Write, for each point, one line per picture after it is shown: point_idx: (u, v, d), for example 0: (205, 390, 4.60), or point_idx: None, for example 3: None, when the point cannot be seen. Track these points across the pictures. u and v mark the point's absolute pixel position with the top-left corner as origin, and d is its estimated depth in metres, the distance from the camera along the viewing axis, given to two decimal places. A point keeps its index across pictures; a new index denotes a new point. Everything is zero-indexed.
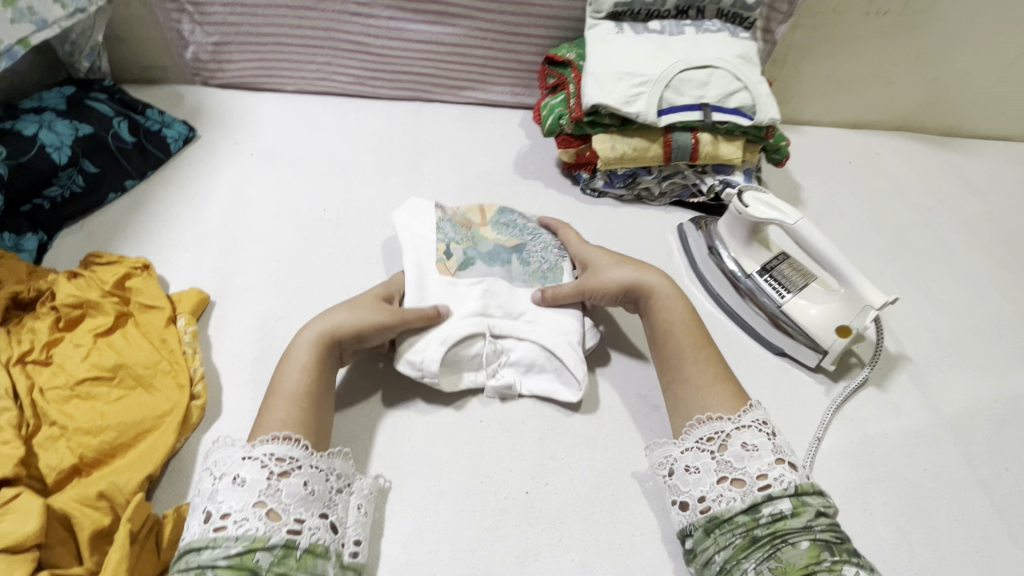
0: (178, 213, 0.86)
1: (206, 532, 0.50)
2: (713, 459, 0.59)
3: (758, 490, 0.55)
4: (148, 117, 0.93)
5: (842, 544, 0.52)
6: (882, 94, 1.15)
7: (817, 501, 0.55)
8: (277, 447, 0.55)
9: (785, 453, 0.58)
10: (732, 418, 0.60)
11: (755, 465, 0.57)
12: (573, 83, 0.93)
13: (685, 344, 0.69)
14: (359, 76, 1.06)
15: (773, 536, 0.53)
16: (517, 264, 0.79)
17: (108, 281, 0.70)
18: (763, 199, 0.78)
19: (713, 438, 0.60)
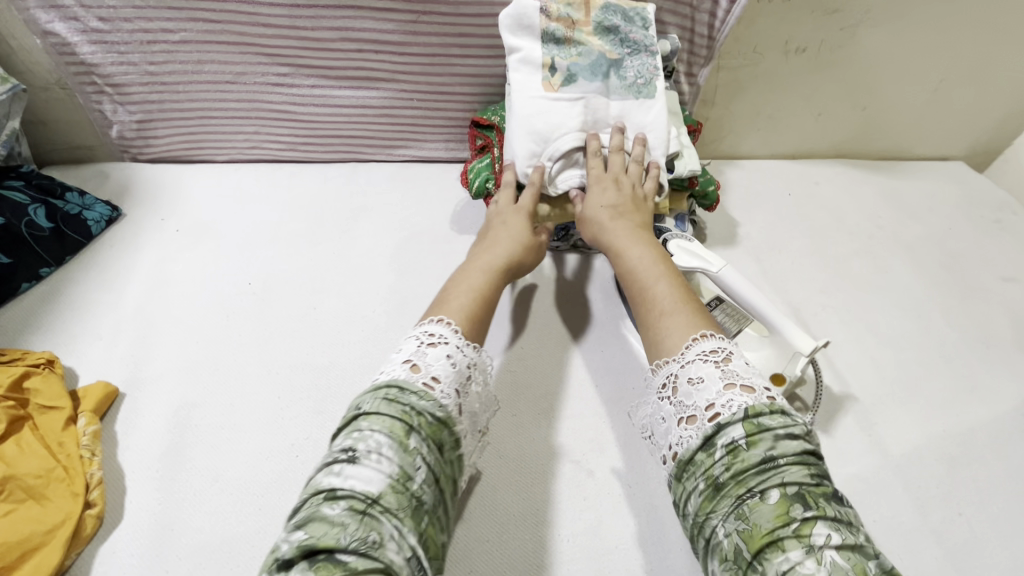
0: (95, 299, 0.83)
1: (414, 380, 0.51)
2: (670, 404, 0.53)
3: (707, 422, 0.49)
4: (67, 201, 0.91)
5: (817, 487, 0.43)
6: (814, 125, 1.16)
7: (777, 423, 0.46)
8: (455, 327, 0.58)
9: (738, 378, 0.51)
10: (677, 358, 0.55)
11: (704, 397, 0.50)
12: (498, 146, 0.94)
13: (646, 283, 0.66)
14: (291, 142, 1.06)
15: (732, 479, 0.45)
16: (613, 79, 0.85)
17: (3, 382, 0.67)
18: (688, 248, 0.77)
19: (666, 384, 0.55)
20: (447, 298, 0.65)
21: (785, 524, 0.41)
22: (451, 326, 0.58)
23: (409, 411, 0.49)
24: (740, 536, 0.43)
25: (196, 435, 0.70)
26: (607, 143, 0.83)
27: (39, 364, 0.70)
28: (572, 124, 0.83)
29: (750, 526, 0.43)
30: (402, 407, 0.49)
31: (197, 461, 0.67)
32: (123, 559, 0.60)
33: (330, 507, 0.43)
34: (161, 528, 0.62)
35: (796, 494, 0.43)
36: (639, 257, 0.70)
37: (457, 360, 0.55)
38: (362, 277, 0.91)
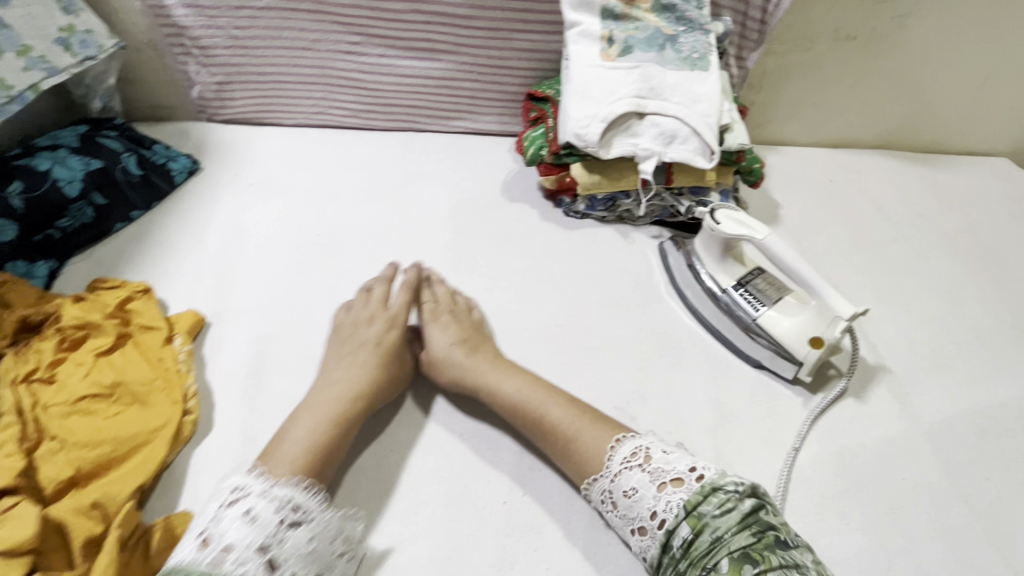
0: (180, 241, 0.91)
1: (197, 562, 0.52)
2: (619, 515, 0.63)
3: (658, 529, 0.58)
4: (155, 152, 0.99)
5: (759, 543, 0.52)
6: (858, 114, 1.18)
7: (714, 507, 0.56)
8: (263, 478, 0.59)
9: (665, 474, 0.60)
10: (608, 472, 0.64)
11: (646, 507, 0.60)
12: (552, 117, 0.99)
13: (536, 414, 0.70)
14: (354, 109, 1.12)
15: (690, 563, 0.55)
16: (669, 51, 0.91)
17: (110, 304, 0.75)
18: (735, 217, 0.82)
19: (607, 500, 0.64)
20: (279, 445, 0.64)
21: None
22: (268, 483, 0.59)
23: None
24: None
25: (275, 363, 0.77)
26: (662, 109, 0.88)
27: (138, 291, 0.78)
28: (628, 91, 0.88)
29: None
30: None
31: (275, 385, 0.74)
32: (216, 461, 0.67)
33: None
34: (247, 438, 0.69)
35: (741, 555, 0.51)
36: (514, 387, 0.73)
37: (257, 514, 0.56)
38: (419, 236, 0.97)
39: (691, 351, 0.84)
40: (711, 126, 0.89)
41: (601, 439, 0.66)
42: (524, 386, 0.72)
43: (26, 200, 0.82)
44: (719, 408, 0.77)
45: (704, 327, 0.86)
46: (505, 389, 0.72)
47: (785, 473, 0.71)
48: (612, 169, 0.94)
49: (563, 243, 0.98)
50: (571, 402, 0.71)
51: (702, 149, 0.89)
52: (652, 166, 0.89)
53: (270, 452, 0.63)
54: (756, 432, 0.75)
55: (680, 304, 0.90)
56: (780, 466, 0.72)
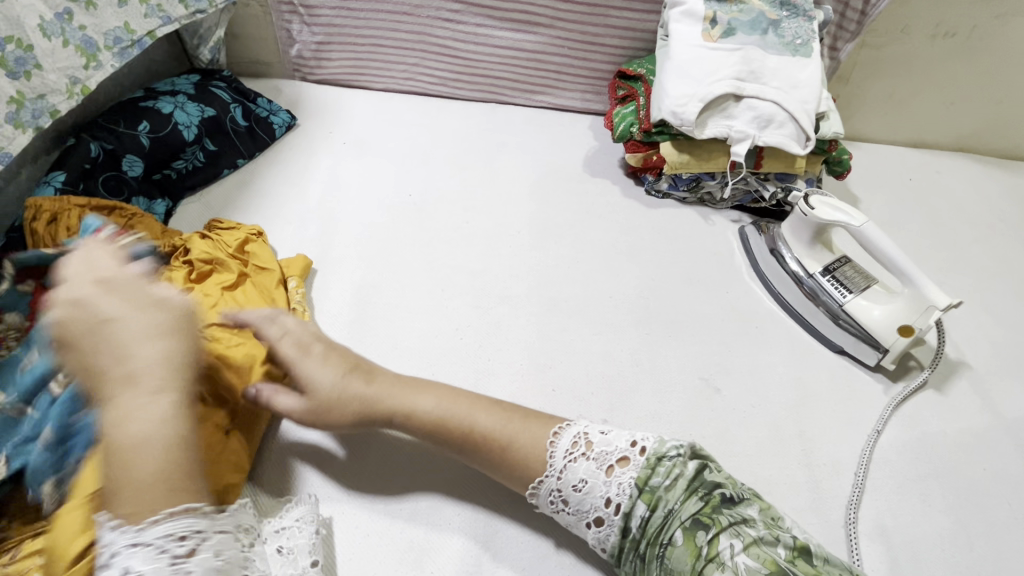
0: (283, 190, 0.96)
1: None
2: (569, 514, 0.59)
3: (614, 514, 0.57)
4: (258, 105, 1.03)
5: (707, 508, 0.55)
6: (945, 115, 1.17)
7: (663, 477, 0.57)
8: (129, 522, 0.45)
9: (610, 457, 0.58)
10: (552, 473, 0.59)
11: (598, 492, 0.57)
12: (644, 95, 1.01)
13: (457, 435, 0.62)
14: (443, 77, 1.15)
15: (655, 546, 0.55)
16: (771, 36, 0.92)
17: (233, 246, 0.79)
18: (829, 202, 0.83)
19: (553, 502, 0.59)
20: (120, 488, 0.46)
21: (701, 552, 0.53)
22: (158, 519, 0.45)
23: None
24: None
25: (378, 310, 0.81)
26: (760, 93, 0.89)
27: (253, 234, 0.83)
28: (729, 72, 0.89)
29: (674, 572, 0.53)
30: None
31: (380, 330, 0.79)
32: None
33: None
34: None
35: (694, 524, 0.54)
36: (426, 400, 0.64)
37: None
38: (505, 203, 1.00)
39: (773, 333, 0.85)
40: (809, 113, 0.89)
41: (536, 428, 0.62)
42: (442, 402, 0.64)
43: (151, 140, 0.87)
44: (800, 387, 0.79)
45: (785, 311, 0.88)
46: (425, 400, 0.64)
47: (867, 453, 0.72)
48: (700, 150, 0.95)
49: (645, 220, 1.00)
50: (498, 404, 0.65)
51: (797, 136, 0.90)
52: (744, 149, 0.90)
53: (116, 492, 0.46)
54: (837, 413, 0.77)
55: (761, 288, 0.91)
56: (861, 446, 0.74)
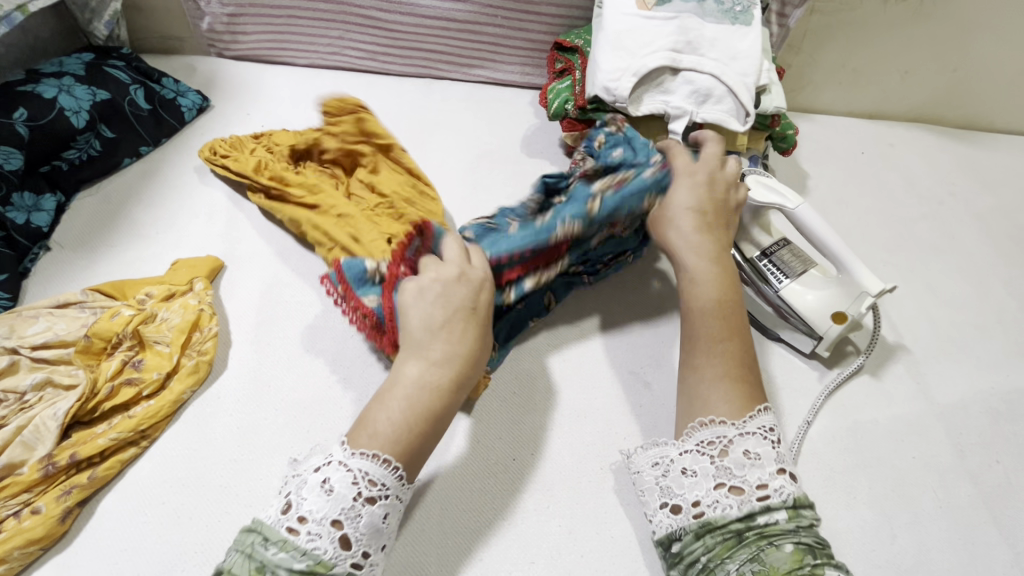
0: (190, 179, 0.88)
1: (279, 526, 0.48)
2: (713, 464, 0.55)
3: (757, 499, 0.52)
4: (163, 86, 0.95)
5: (824, 549, 0.50)
6: (899, 84, 1.12)
7: (812, 513, 0.52)
8: (344, 443, 0.51)
9: (785, 464, 0.55)
10: (736, 424, 0.56)
11: (756, 474, 0.53)
12: (580, 69, 0.94)
13: (712, 332, 0.62)
14: (371, 51, 1.07)
15: (761, 537, 0.51)
16: (709, 4, 0.86)
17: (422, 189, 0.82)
18: (765, 182, 0.78)
19: (713, 443, 0.56)
20: (375, 421, 0.52)
21: (800, 568, 0.48)
22: (348, 451, 0.50)
23: (260, 567, 0.46)
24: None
25: (286, 309, 0.75)
26: (697, 65, 0.84)
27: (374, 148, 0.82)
28: (664, 43, 0.83)
29: (767, 566, 0.49)
30: (260, 563, 0.46)
31: (286, 329, 0.73)
32: (225, 404, 0.66)
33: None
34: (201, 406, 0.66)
35: (808, 548, 0.49)
36: (695, 261, 0.65)
37: (334, 487, 0.49)
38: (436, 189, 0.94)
39: None
40: (748, 86, 0.84)
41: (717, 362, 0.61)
42: (709, 268, 0.65)
43: (31, 130, 0.79)
44: None
45: None
46: (700, 295, 0.64)
47: (796, 444, 0.71)
48: (639, 127, 0.89)
49: None
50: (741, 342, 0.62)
51: (736, 111, 0.84)
52: (682, 126, 0.84)
53: (362, 426, 0.53)
54: (769, 404, 0.75)
55: None
56: (791, 437, 0.72)
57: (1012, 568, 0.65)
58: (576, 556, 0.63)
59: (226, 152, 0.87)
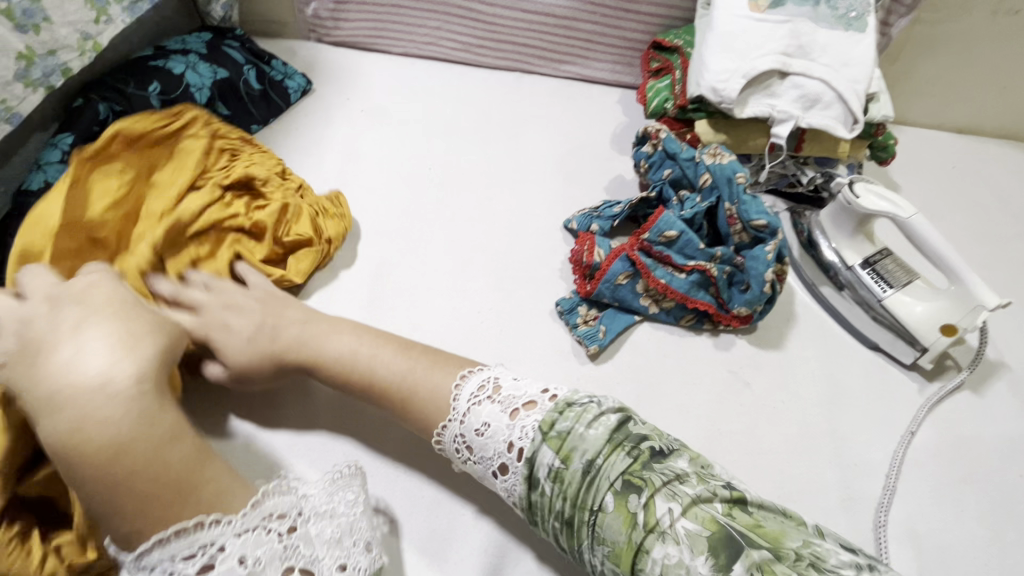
0: (298, 159, 0.91)
1: None
2: (475, 462, 0.55)
3: (519, 460, 0.52)
4: (273, 68, 0.98)
5: (638, 469, 0.49)
6: (996, 100, 1.10)
7: (571, 422, 0.52)
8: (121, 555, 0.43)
9: (518, 401, 0.54)
10: (457, 412, 0.56)
11: (501, 436, 0.53)
12: (681, 68, 0.95)
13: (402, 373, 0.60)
14: (465, 42, 1.09)
15: (585, 515, 0.49)
16: (824, 8, 0.86)
17: (326, 232, 0.78)
18: (874, 190, 0.78)
19: (461, 447, 0.55)
20: (115, 514, 0.43)
21: (634, 527, 0.47)
22: (130, 562, 0.42)
23: None
24: (608, 559, 0.48)
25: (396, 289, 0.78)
26: (807, 70, 0.84)
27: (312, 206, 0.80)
28: (776, 46, 0.84)
29: (607, 542, 0.48)
30: None
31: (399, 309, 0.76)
32: None
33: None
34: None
35: (626, 488, 0.48)
36: (339, 342, 0.62)
37: None
38: (529, 181, 0.95)
39: (806, 327, 0.82)
40: (859, 94, 0.84)
41: (445, 377, 0.59)
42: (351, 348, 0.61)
43: (162, 102, 0.83)
44: (832, 384, 0.77)
45: (819, 303, 0.85)
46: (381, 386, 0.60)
47: (899, 454, 0.70)
48: (740, 130, 0.90)
49: None
50: (407, 349, 0.62)
51: (843, 118, 0.84)
52: (787, 131, 0.85)
53: (120, 527, 0.43)
54: (870, 412, 0.74)
55: (794, 277, 0.88)
56: (893, 447, 0.72)
57: None
58: None
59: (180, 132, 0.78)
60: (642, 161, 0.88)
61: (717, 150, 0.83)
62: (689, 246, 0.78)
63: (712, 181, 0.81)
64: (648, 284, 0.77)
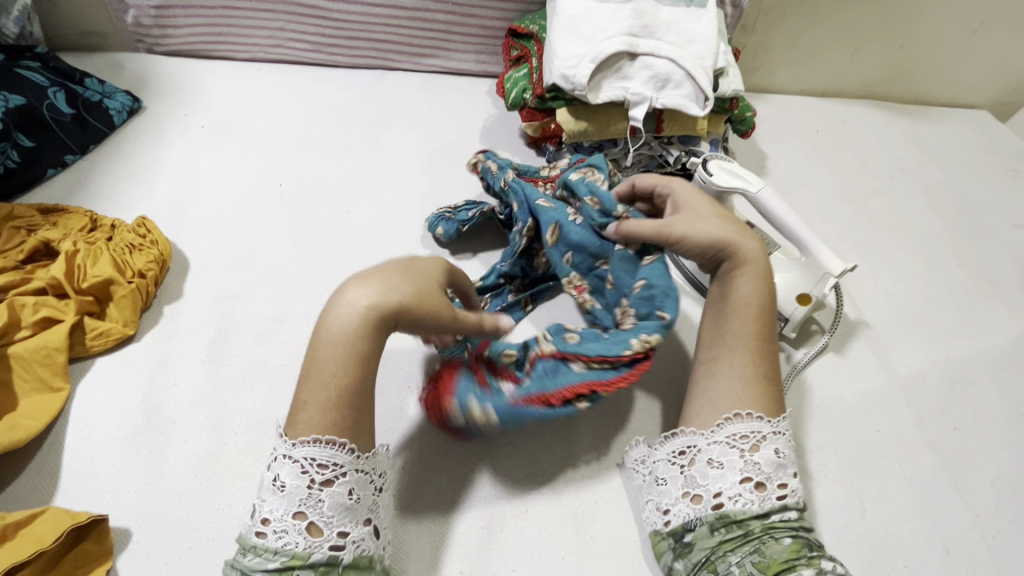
0: (125, 189, 0.82)
1: (250, 532, 0.49)
2: (741, 458, 0.55)
3: (776, 499, 0.54)
4: (87, 88, 0.87)
5: (819, 551, 0.53)
6: (849, 62, 1.14)
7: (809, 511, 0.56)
8: (285, 437, 0.50)
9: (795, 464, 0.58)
10: (773, 424, 0.57)
11: (780, 474, 0.55)
12: (537, 56, 0.92)
13: (742, 333, 0.61)
14: (315, 42, 1.01)
15: (764, 532, 0.53)
16: None
17: (136, 267, 0.69)
18: (727, 168, 0.78)
19: (748, 437, 0.56)
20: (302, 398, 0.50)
21: (797, 560, 0.50)
22: (289, 441, 0.49)
23: (241, 575, 0.48)
24: (758, 567, 0.50)
25: (241, 324, 0.71)
26: (655, 50, 0.82)
27: (131, 243, 0.72)
28: (621, 27, 0.82)
29: (769, 559, 0.51)
30: (240, 572, 0.48)
31: (241, 346, 0.69)
32: (183, 431, 0.62)
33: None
34: (152, 428, 0.62)
35: (806, 543, 0.52)
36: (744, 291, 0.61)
37: (308, 476, 0.49)
38: (393, 186, 0.89)
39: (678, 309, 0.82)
40: (706, 69, 0.83)
41: (747, 398, 0.58)
42: (752, 307, 0.61)
43: None
44: None
45: None
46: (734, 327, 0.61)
47: None
48: (604, 119, 0.88)
49: None
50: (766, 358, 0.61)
51: (695, 96, 0.83)
52: (642, 113, 0.83)
53: (296, 410, 0.50)
54: None
55: None
56: None
57: (972, 532, 0.67)
58: (557, 559, 0.59)
59: None
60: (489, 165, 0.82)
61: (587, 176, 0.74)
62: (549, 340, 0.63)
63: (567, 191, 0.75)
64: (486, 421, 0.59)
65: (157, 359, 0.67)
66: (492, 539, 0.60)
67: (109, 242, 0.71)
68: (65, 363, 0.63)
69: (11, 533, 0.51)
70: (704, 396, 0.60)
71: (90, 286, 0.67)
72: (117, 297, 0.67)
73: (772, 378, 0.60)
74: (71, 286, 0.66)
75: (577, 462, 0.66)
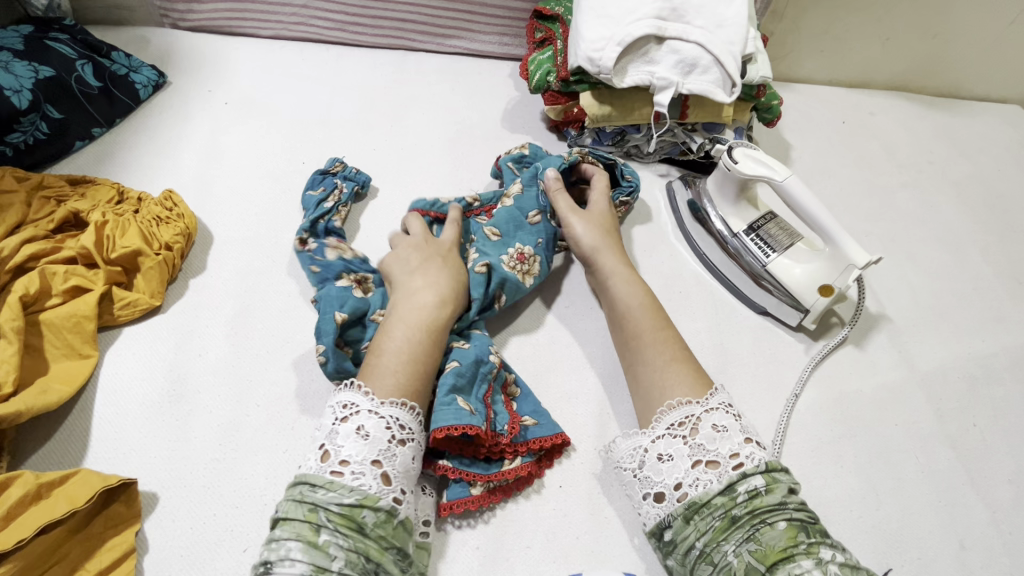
0: (152, 163, 0.83)
1: (322, 472, 0.51)
2: (685, 444, 0.57)
3: (732, 469, 0.54)
4: (114, 61, 0.88)
5: (815, 526, 0.52)
6: (879, 52, 1.12)
7: (788, 478, 0.55)
8: (371, 394, 0.55)
9: (751, 433, 0.58)
10: (701, 402, 0.59)
11: (727, 445, 0.56)
12: (562, 38, 0.91)
13: (652, 327, 0.67)
14: (339, 20, 1.01)
15: (751, 515, 0.52)
16: None
17: (162, 239, 0.70)
18: (752, 156, 0.77)
19: (684, 423, 0.58)
20: (376, 358, 0.58)
21: (795, 546, 0.50)
22: (377, 399, 0.54)
23: (313, 509, 0.49)
24: (754, 555, 0.50)
25: (264, 298, 0.71)
26: (683, 34, 0.81)
27: (157, 216, 0.72)
28: (648, 10, 0.81)
29: (764, 546, 0.50)
30: (311, 503, 0.49)
31: (264, 321, 0.69)
32: (208, 400, 0.63)
33: (322, 539, 0.48)
34: (177, 396, 0.63)
35: (800, 524, 0.51)
36: (626, 293, 0.70)
37: (371, 431, 0.53)
38: (413, 166, 0.89)
39: (698, 299, 0.82)
40: (734, 55, 0.82)
41: (677, 384, 0.61)
42: (643, 300, 0.69)
43: None
44: (721, 353, 0.77)
45: (710, 272, 0.84)
46: (640, 322, 0.67)
47: (785, 417, 0.71)
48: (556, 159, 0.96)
49: None
50: (676, 341, 0.66)
51: (722, 81, 0.82)
52: (667, 98, 0.82)
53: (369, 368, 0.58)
54: (757, 377, 0.75)
55: (687, 248, 0.87)
56: (781, 410, 0.73)
57: (987, 527, 0.67)
58: (573, 538, 0.60)
59: (11, 185, 0.72)
60: (337, 163, 0.83)
61: (524, 255, 0.74)
62: (446, 341, 0.66)
63: (499, 239, 0.75)
64: (514, 424, 0.61)
65: (181, 331, 0.68)
66: (508, 517, 0.61)
67: (136, 214, 0.72)
68: (94, 331, 0.64)
69: (46, 493, 0.52)
70: (644, 397, 0.63)
71: (119, 257, 0.68)
72: (145, 267, 0.68)
73: (688, 350, 0.66)
74: (99, 255, 0.67)
75: (592, 443, 0.66)
